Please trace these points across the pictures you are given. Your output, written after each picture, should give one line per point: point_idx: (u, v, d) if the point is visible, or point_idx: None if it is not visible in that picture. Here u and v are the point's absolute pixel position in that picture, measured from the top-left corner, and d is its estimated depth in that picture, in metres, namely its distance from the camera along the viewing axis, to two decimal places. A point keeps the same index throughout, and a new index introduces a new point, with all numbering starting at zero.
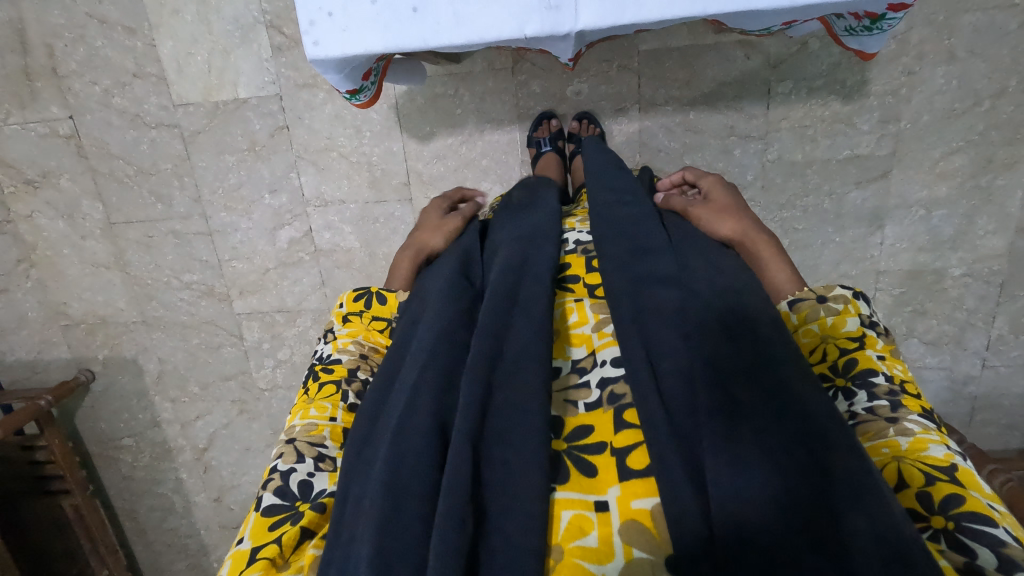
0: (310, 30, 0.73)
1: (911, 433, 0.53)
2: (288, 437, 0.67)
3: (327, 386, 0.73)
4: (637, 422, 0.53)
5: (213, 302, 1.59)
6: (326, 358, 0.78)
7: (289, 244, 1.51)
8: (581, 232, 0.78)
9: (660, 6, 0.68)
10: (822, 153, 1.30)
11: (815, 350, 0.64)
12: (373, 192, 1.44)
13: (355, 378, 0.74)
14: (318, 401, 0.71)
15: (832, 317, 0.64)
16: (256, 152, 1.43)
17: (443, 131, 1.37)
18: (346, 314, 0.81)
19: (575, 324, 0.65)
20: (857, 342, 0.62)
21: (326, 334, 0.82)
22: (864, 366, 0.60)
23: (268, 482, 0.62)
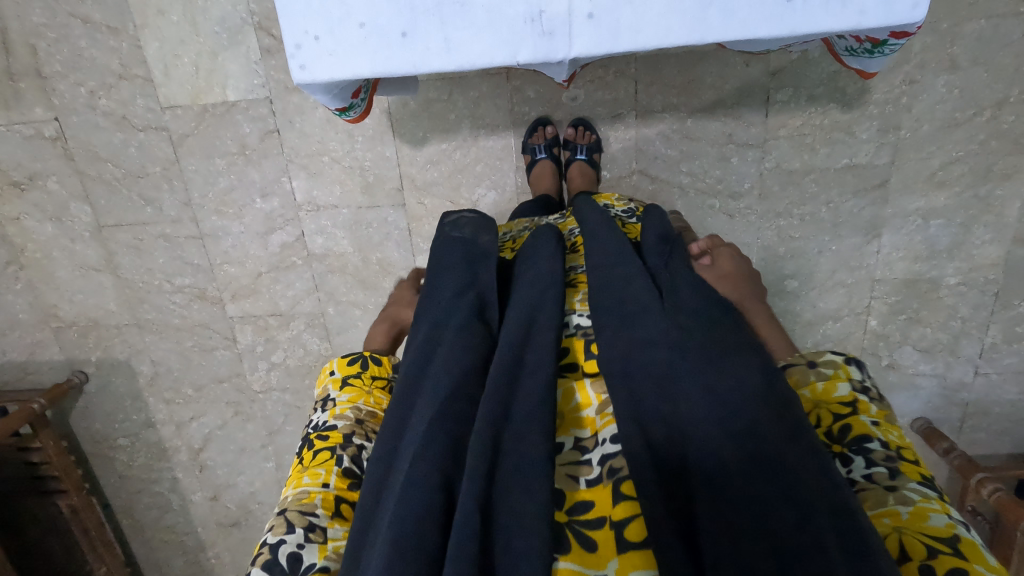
0: (296, 54, 0.70)
1: (911, 502, 0.53)
2: (281, 507, 0.69)
3: (322, 452, 0.74)
4: (634, 495, 0.56)
5: (206, 305, 1.58)
6: (321, 425, 0.78)
7: (281, 249, 1.49)
8: (582, 315, 0.75)
9: (656, 34, 0.66)
10: (821, 162, 1.28)
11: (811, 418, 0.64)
12: (366, 197, 1.42)
13: (351, 443, 0.75)
14: (312, 469, 0.73)
15: (823, 382, 0.65)
16: (247, 156, 1.41)
17: (437, 136, 1.35)
18: (344, 379, 0.82)
19: (580, 406, 0.66)
20: (850, 409, 0.62)
21: (321, 402, 0.81)
22: (858, 431, 0.60)
23: (257, 558, 0.64)
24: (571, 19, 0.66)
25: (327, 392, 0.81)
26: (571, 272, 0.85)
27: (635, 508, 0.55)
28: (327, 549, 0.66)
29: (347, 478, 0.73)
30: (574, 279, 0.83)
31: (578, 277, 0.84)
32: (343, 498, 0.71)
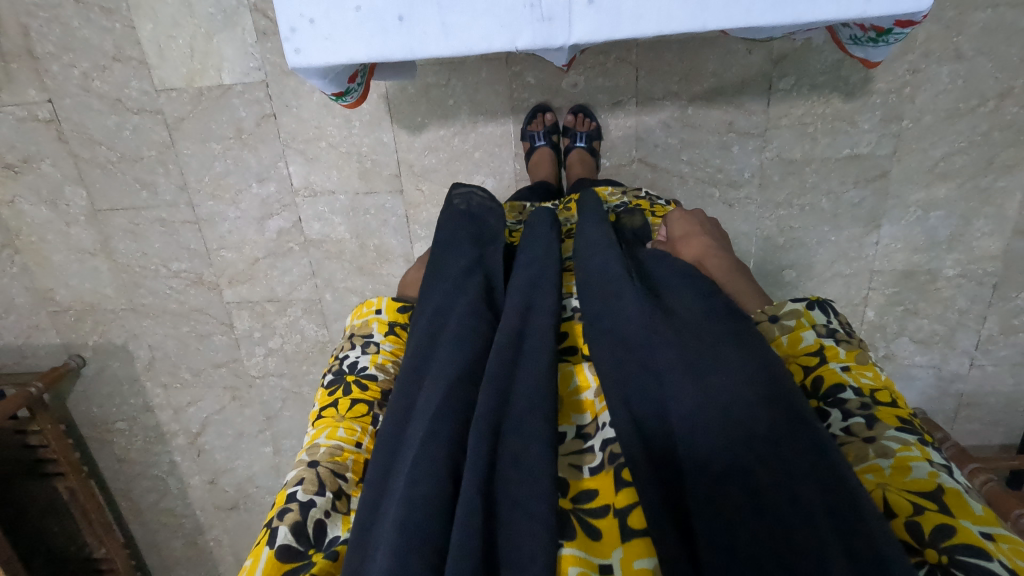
0: (290, 37, 0.69)
1: (890, 452, 0.54)
2: (314, 460, 0.72)
3: (358, 406, 0.78)
4: (633, 481, 0.57)
5: (203, 290, 1.57)
6: (360, 369, 0.82)
7: (278, 234, 1.49)
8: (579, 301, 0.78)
9: (657, 20, 0.64)
10: (822, 152, 1.27)
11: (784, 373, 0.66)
12: (364, 183, 1.41)
13: (385, 402, 0.80)
14: (347, 423, 0.76)
15: (788, 336, 0.67)
16: (243, 140, 1.40)
17: (435, 122, 1.33)
18: (390, 326, 0.87)
19: (579, 390, 0.68)
20: (818, 357, 0.64)
21: (362, 342, 0.85)
22: (829, 381, 0.62)
23: (286, 511, 0.66)
24: (571, 4, 0.65)
25: (371, 333, 0.85)
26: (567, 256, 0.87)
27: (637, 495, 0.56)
28: (349, 522, 0.69)
29: (375, 441, 0.77)
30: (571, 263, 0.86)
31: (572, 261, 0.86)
32: (368, 462, 0.76)
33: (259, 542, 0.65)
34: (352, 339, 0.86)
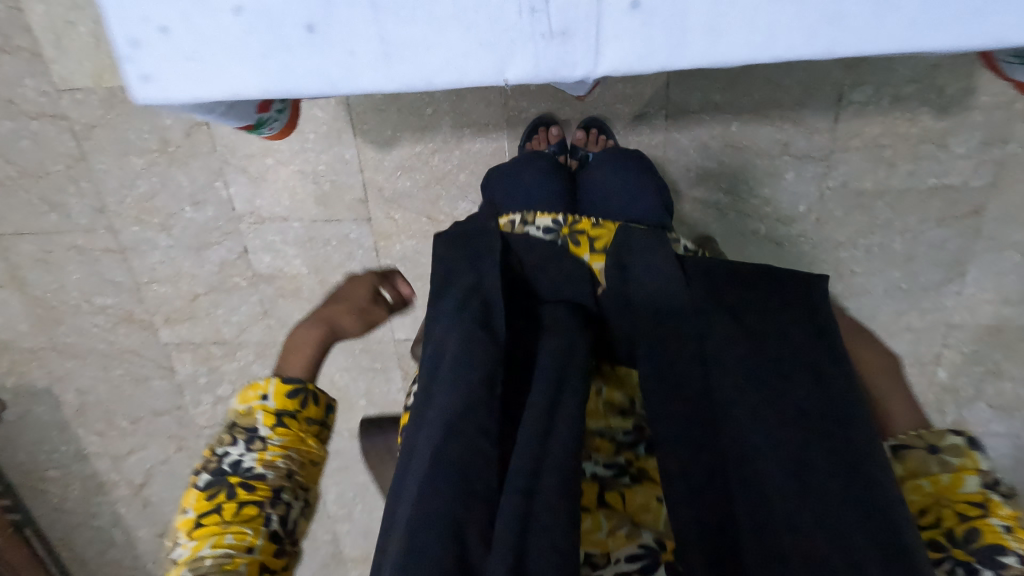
0: (132, 56, 0.41)
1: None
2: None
3: (245, 509, 0.55)
4: None
5: (135, 329, 1.31)
6: (241, 467, 0.58)
7: (221, 267, 1.22)
8: (597, 462, 0.65)
9: (748, 41, 0.38)
10: (900, 182, 1.00)
11: (925, 513, 0.48)
12: (322, 209, 1.13)
13: (279, 499, 0.57)
14: (234, 527, 0.54)
15: (946, 474, 0.48)
16: (169, 154, 1.11)
17: (410, 136, 1.05)
18: (277, 412, 0.61)
19: (590, 529, 0.59)
20: (980, 506, 0.46)
21: (240, 433, 0.59)
22: (989, 541, 0.44)
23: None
24: (600, 9, 0.38)
25: (253, 425, 0.60)
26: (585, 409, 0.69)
27: None
28: None
29: (273, 542, 0.56)
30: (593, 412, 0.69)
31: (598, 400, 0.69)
32: (272, 565, 0.55)
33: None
34: (228, 428, 0.61)
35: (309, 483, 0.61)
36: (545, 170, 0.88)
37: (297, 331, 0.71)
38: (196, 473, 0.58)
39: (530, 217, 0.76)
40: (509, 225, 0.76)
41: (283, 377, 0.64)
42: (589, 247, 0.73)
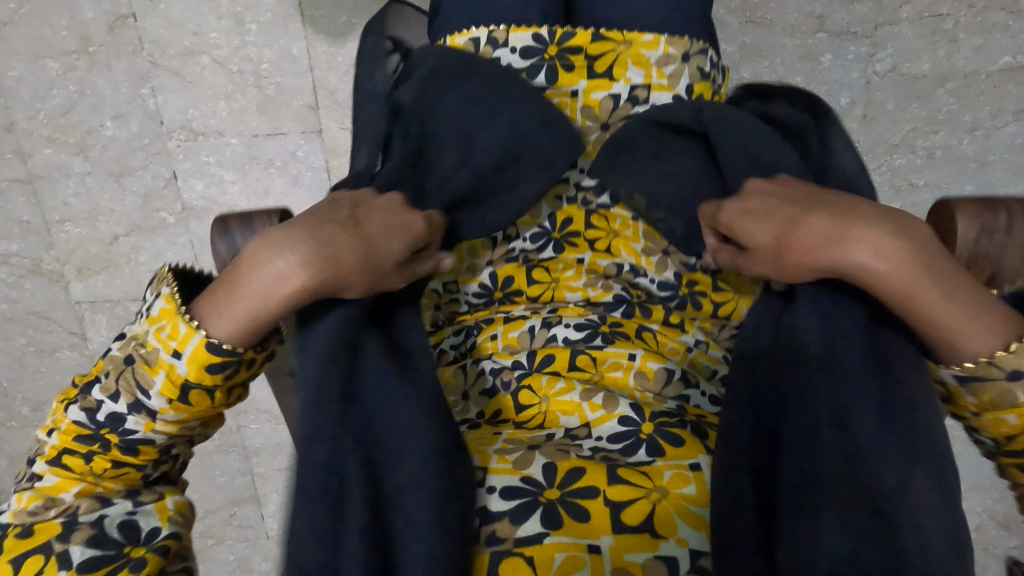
0: None
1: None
2: (66, 508, 0.42)
3: (120, 469, 0.44)
4: (641, 481, 0.47)
5: (42, 284, 1.10)
6: (124, 425, 0.43)
7: (144, 200, 1.02)
8: (568, 325, 0.58)
9: None
10: (964, 64, 0.82)
11: (1012, 441, 0.39)
12: (264, 119, 0.96)
13: (165, 457, 0.46)
14: (105, 484, 0.44)
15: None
16: (90, 56, 0.94)
17: (368, 24, 0.89)
18: (184, 382, 0.42)
19: (563, 390, 0.54)
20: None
21: (130, 385, 0.43)
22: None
23: (71, 533, 0.41)
24: None
25: (149, 388, 0.42)
26: (541, 254, 0.61)
27: (641, 490, 0.46)
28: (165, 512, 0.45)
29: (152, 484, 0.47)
30: (551, 239, 0.61)
31: (558, 237, 0.61)
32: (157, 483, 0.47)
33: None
34: (117, 370, 0.43)
35: (211, 426, 0.48)
36: None
37: (291, 247, 0.41)
38: (68, 402, 0.44)
39: (502, 36, 0.58)
40: (472, 47, 0.59)
41: (206, 343, 0.41)
42: (586, 69, 0.58)
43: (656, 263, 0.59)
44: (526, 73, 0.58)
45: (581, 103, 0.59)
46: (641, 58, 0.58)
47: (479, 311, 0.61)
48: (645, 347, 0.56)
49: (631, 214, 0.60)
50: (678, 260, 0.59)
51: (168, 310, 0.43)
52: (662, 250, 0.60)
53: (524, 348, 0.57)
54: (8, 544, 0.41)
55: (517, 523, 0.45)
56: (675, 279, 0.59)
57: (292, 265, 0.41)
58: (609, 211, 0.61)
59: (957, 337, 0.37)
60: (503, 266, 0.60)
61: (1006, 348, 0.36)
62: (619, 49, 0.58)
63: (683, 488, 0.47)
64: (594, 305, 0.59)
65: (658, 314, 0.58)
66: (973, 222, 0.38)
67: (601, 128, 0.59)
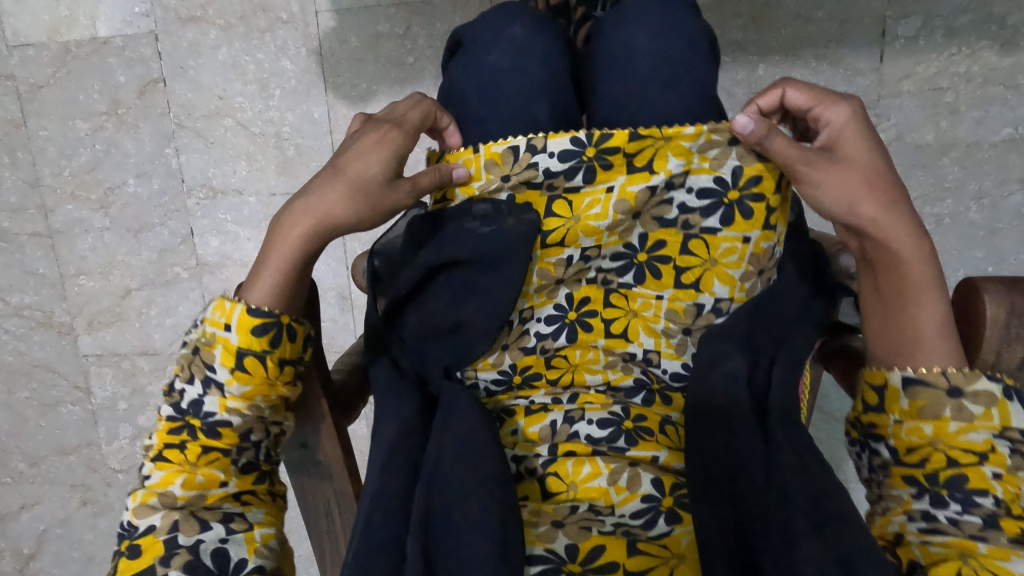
0: None
1: (993, 539, 0.39)
2: (169, 522, 0.43)
3: (210, 456, 0.45)
4: (657, 552, 0.45)
5: (52, 337, 1.09)
6: (205, 412, 0.45)
7: (160, 256, 1.04)
8: (591, 422, 0.52)
9: None
10: (968, 134, 0.84)
11: (911, 453, 0.43)
12: (282, 178, 0.98)
13: (248, 444, 0.46)
14: (204, 473, 0.45)
15: (958, 422, 0.41)
16: (119, 118, 0.98)
17: (387, 90, 0.93)
18: (240, 352, 0.44)
19: (587, 478, 0.49)
20: (977, 454, 0.41)
21: (201, 371, 0.45)
22: (975, 487, 0.40)
23: (171, 558, 0.42)
24: None
25: (215, 368, 0.44)
26: (556, 342, 0.55)
27: (662, 560, 0.45)
28: (255, 539, 0.45)
29: (249, 473, 0.47)
30: (567, 322, 0.55)
31: (574, 319, 0.55)
32: (256, 483, 0.47)
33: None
34: (186, 360, 0.45)
35: (284, 415, 0.48)
36: (530, 22, 0.56)
37: (292, 215, 0.47)
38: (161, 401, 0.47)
39: (540, 141, 0.49)
40: (510, 155, 0.50)
41: (247, 309, 0.44)
42: (624, 165, 0.49)
43: (675, 345, 0.55)
44: (564, 176, 0.50)
45: (615, 198, 0.50)
46: (682, 150, 0.49)
47: (498, 397, 0.57)
48: (667, 445, 0.52)
49: (655, 294, 0.54)
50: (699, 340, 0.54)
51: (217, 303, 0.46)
52: (684, 329, 0.54)
53: (545, 442, 0.53)
54: (123, 564, 0.43)
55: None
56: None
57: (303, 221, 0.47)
58: (631, 289, 0.54)
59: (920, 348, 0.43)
60: (522, 356, 0.56)
61: (956, 369, 0.42)
62: (658, 143, 0.48)
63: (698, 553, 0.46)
64: (614, 390, 0.55)
65: (678, 402, 0.55)
66: (1002, 303, 0.39)
67: (634, 219, 0.51)
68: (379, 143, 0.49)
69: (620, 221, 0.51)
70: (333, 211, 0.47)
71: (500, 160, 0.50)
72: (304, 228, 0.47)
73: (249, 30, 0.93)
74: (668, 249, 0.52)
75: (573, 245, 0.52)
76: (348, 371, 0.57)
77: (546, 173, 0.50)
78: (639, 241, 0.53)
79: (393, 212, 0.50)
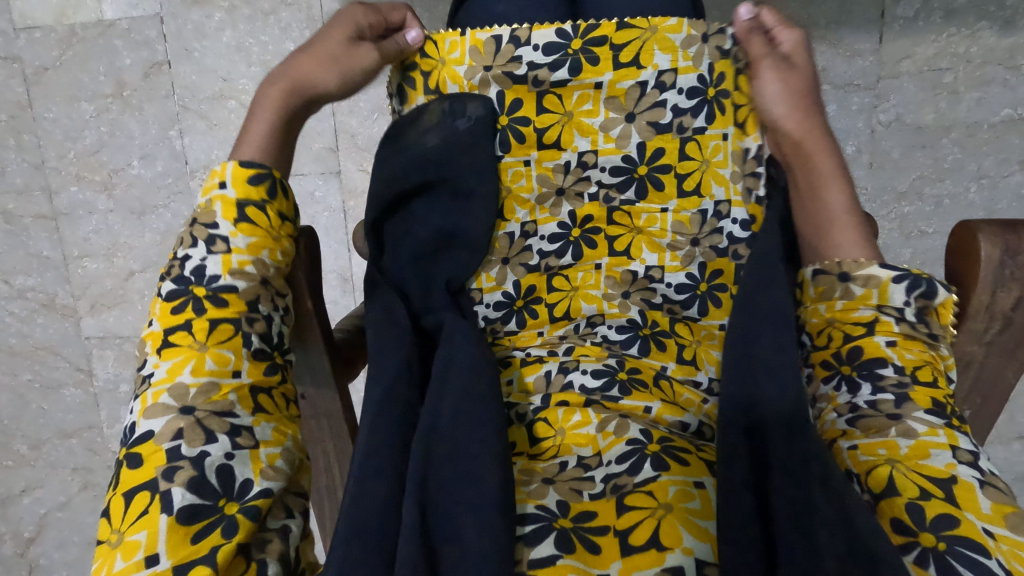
0: None
1: (912, 434, 0.41)
2: (173, 429, 0.41)
3: (220, 328, 0.44)
4: (644, 505, 0.43)
5: (54, 319, 1.10)
6: (208, 278, 0.46)
7: (163, 238, 1.05)
8: (585, 372, 0.53)
9: None
10: (967, 115, 0.85)
11: (819, 336, 0.48)
12: None
13: (257, 315, 0.46)
14: (212, 352, 0.44)
15: (843, 301, 0.47)
16: (124, 100, 0.99)
17: None
18: (240, 203, 0.47)
19: (576, 426, 0.49)
20: (868, 329, 0.46)
21: (202, 240, 0.46)
22: (871, 357, 0.45)
23: (175, 471, 0.40)
24: None
25: (218, 224, 0.46)
26: (560, 258, 0.58)
27: (648, 512, 0.42)
28: (261, 456, 0.43)
29: (259, 361, 0.46)
30: (571, 239, 0.58)
31: (578, 236, 0.58)
32: (266, 380, 0.46)
33: (104, 540, 0.40)
34: (187, 234, 0.47)
35: (285, 291, 0.50)
36: None
37: (265, 86, 0.52)
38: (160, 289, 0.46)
39: (524, 33, 0.53)
40: (493, 45, 0.54)
41: (239, 164, 0.48)
42: (610, 60, 0.54)
43: (681, 258, 0.57)
44: (548, 69, 0.54)
45: (605, 94, 0.55)
46: (667, 42, 0.53)
47: (502, 343, 0.58)
48: (661, 397, 0.51)
49: (660, 208, 0.57)
50: (707, 250, 0.56)
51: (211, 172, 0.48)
52: (691, 240, 0.56)
53: (539, 392, 0.53)
54: (124, 478, 0.41)
55: (530, 544, 0.42)
56: (700, 272, 0.56)
57: (272, 88, 0.52)
58: (634, 206, 0.57)
59: (842, 236, 0.49)
60: (525, 274, 0.58)
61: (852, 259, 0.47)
62: (644, 36, 0.53)
63: (687, 502, 0.43)
64: (609, 341, 0.55)
65: (672, 349, 0.55)
66: (996, 242, 0.43)
67: (627, 120, 0.55)
68: (338, 19, 0.54)
69: (612, 120, 0.56)
70: (307, 70, 0.52)
71: (484, 50, 0.54)
72: (286, 94, 0.52)
73: (253, 12, 0.93)
74: (668, 156, 0.55)
75: (569, 149, 0.56)
76: (348, 330, 0.59)
77: (530, 65, 0.54)
78: (637, 151, 0.56)
79: (369, 70, 0.54)
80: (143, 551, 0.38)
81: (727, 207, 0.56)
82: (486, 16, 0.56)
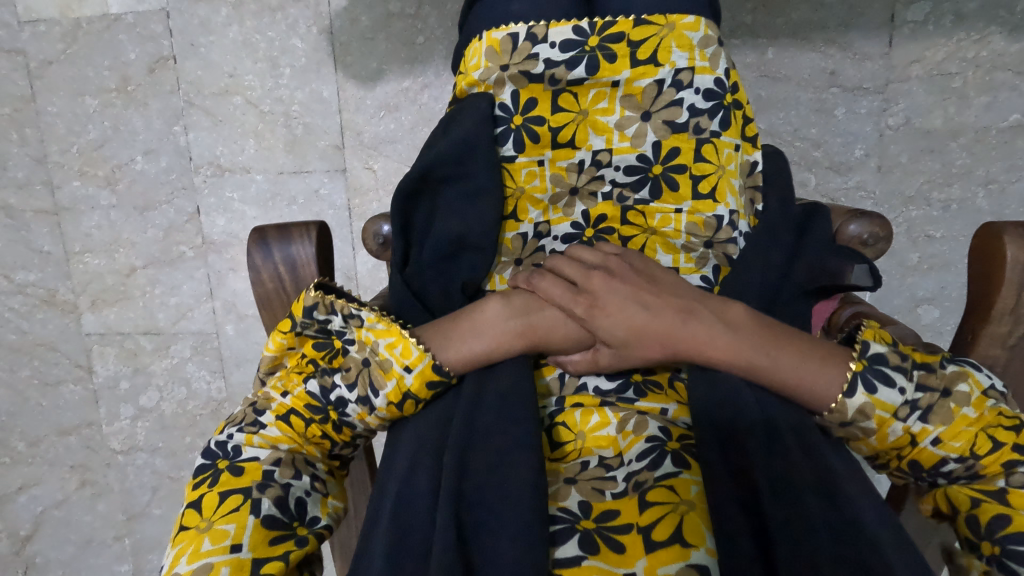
0: None
1: (975, 474, 0.42)
2: (272, 458, 0.46)
3: (323, 440, 0.48)
4: (666, 503, 0.43)
5: (54, 315, 1.09)
6: (343, 410, 0.48)
7: (164, 235, 1.04)
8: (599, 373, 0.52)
9: None
10: (975, 120, 0.84)
11: (878, 460, 0.45)
12: (290, 157, 0.98)
13: (350, 441, 0.50)
14: (310, 450, 0.48)
15: (871, 436, 0.43)
16: (127, 94, 0.98)
17: (397, 70, 0.93)
18: (409, 392, 0.48)
19: (595, 428, 0.49)
20: (908, 443, 0.42)
21: (364, 385, 0.48)
22: (930, 461, 0.42)
23: (266, 487, 0.44)
24: None
25: (376, 392, 0.47)
26: None
27: (672, 510, 0.43)
28: (330, 504, 0.48)
29: (335, 460, 0.51)
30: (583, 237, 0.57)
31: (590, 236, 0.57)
32: (337, 469, 0.51)
33: (188, 526, 0.43)
34: (357, 365, 0.48)
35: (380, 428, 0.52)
36: None
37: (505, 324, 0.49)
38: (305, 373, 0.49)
39: (541, 31, 0.54)
40: (509, 43, 0.55)
41: (433, 364, 0.47)
42: (627, 57, 0.54)
43: (696, 259, 0.55)
44: (565, 66, 0.55)
45: (621, 92, 0.56)
46: (684, 40, 0.54)
47: None
48: (677, 399, 0.51)
49: (674, 208, 0.56)
50: (721, 254, 0.55)
51: (396, 328, 0.48)
52: (705, 243, 0.55)
53: (554, 394, 0.52)
54: (221, 479, 0.45)
55: (557, 542, 0.42)
56: (714, 275, 0.55)
57: (502, 327, 0.49)
58: (648, 206, 0.56)
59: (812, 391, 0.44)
60: None
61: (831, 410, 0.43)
62: (661, 33, 0.54)
63: None
64: None
65: None
66: (1020, 245, 0.42)
67: (643, 118, 0.56)
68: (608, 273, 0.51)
69: (627, 119, 0.56)
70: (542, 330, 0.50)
71: (501, 48, 0.55)
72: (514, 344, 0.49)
73: (260, 8, 0.93)
74: (684, 156, 0.55)
75: (584, 147, 0.57)
76: None
77: (547, 62, 0.55)
78: (653, 150, 0.56)
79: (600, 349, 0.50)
80: (229, 540, 0.42)
81: (738, 218, 0.55)
82: (501, 13, 0.56)
